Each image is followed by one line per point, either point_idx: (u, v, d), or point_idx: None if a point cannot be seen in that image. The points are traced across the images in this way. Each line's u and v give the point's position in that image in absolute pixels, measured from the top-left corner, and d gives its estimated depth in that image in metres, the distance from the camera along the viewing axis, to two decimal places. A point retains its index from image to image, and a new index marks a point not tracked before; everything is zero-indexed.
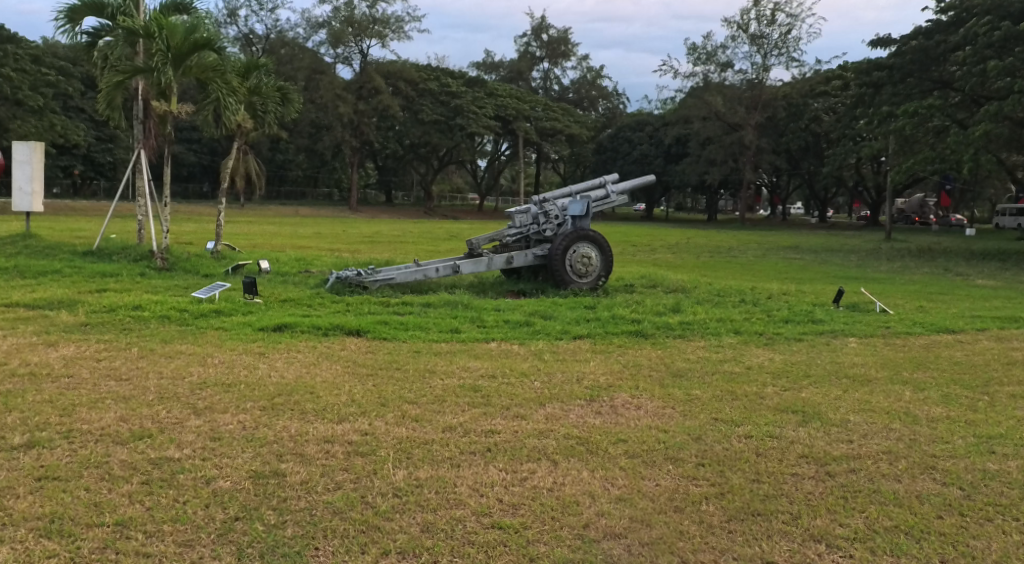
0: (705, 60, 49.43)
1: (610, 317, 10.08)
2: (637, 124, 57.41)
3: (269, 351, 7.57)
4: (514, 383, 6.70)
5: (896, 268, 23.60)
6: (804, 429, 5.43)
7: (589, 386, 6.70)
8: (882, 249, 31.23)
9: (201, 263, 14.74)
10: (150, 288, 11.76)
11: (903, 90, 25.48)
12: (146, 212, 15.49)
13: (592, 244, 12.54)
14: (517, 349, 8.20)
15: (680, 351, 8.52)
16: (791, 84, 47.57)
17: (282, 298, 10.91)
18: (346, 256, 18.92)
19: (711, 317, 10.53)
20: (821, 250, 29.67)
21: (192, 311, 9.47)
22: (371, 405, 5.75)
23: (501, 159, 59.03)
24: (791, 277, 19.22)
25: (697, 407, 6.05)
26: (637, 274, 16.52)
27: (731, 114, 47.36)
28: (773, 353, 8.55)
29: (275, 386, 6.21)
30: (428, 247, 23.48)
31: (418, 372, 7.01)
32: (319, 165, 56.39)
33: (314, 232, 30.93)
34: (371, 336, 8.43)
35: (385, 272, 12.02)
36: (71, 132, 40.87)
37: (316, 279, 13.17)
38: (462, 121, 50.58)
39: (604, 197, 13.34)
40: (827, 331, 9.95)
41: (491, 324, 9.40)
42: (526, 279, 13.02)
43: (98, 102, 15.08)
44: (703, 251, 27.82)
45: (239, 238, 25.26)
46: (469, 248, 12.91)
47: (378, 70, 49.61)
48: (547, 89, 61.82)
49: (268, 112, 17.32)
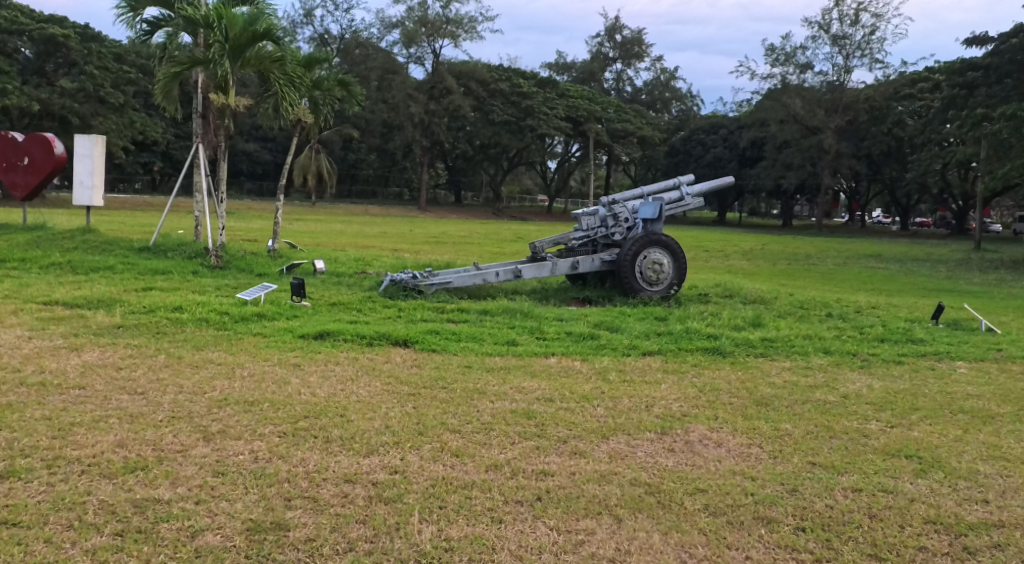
0: (783, 62, 47.82)
1: (684, 332, 9.13)
2: (710, 127, 55.82)
3: (308, 363, 6.89)
4: (575, 410, 5.85)
5: (992, 280, 22.00)
6: (924, 482, 4.50)
7: (662, 415, 5.81)
8: (973, 259, 29.46)
9: (256, 262, 14.31)
10: (198, 287, 11.26)
11: (999, 92, 23.86)
12: (203, 206, 15.05)
13: (664, 249, 11.61)
14: (580, 367, 7.37)
15: (765, 374, 7.56)
16: (875, 87, 45.57)
17: (330, 302, 10.27)
18: (406, 257, 18.28)
19: (797, 334, 9.49)
20: (906, 260, 28.06)
21: (233, 314, 8.87)
22: (408, 435, 4.98)
23: (572, 160, 58.15)
24: (879, 288, 17.92)
25: (790, 447, 5.13)
26: (711, 282, 15.52)
27: (810, 117, 45.59)
28: (872, 380, 7.52)
29: (305, 406, 5.47)
30: (492, 249, 22.75)
31: (468, 392, 6.24)
32: (390, 165, 56.36)
33: (380, 232, 30.50)
34: (419, 348, 7.70)
35: (442, 275, 11.31)
36: (150, 129, 41.52)
37: (371, 282, 12.54)
38: (532, 122, 49.92)
39: (678, 200, 12.45)
40: (929, 354, 8.84)
41: (551, 337, 8.56)
42: (592, 285, 12.19)
43: (156, 95, 14.73)
44: (779, 258, 26.55)
45: (304, 237, 24.92)
46: (532, 252, 12.10)
47: (450, 70, 49.24)
48: (619, 91, 60.72)
49: (330, 107, 16.82)
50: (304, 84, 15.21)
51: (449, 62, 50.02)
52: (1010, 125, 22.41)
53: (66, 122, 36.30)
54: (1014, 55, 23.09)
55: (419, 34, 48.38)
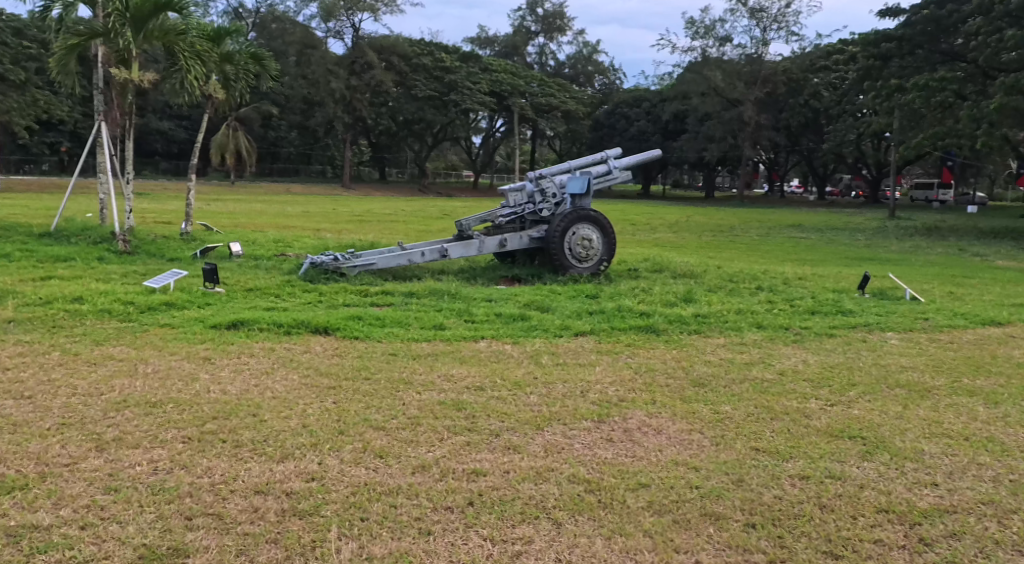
0: (703, 35, 48.15)
1: (616, 310, 8.89)
2: (633, 101, 55.98)
3: (219, 356, 6.39)
4: (507, 399, 5.52)
5: (909, 247, 22.51)
6: (871, 465, 4.33)
7: (599, 402, 5.54)
8: (888, 227, 30.22)
9: (168, 246, 13.59)
10: (103, 275, 10.55)
11: (911, 63, 24.32)
12: (108, 188, 14.17)
13: (593, 225, 11.37)
14: (511, 350, 7.06)
15: (700, 352, 7.37)
16: (792, 59, 46.25)
17: (246, 288, 9.72)
18: (329, 237, 17.69)
19: (729, 308, 9.34)
20: (827, 229, 28.57)
21: (139, 304, 8.27)
22: (327, 435, 4.59)
23: (497, 135, 57.69)
24: (803, 259, 18.09)
25: (733, 433, 4.91)
26: (641, 256, 15.38)
27: (729, 90, 46.05)
28: (807, 354, 7.40)
29: (213, 407, 5.01)
30: (419, 227, 22.28)
31: (392, 383, 5.86)
32: (311, 143, 55.02)
33: (302, 211, 29.63)
34: (340, 336, 7.27)
35: (365, 256, 10.86)
36: (55, 108, 39.51)
37: (291, 265, 11.99)
38: (456, 97, 49.27)
39: (605, 174, 12.22)
40: (859, 326, 8.79)
41: (481, 320, 8.21)
42: (521, 263, 11.90)
43: (51, 68, 13.77)
44: (706, 230, 26.70)
45: (221, 218, 23.99)
46: (458, 230, 11.70)
47: (371, 44, 48.11)
48: (542, 65, 60.38)
49: (243, 82, 16.06)
50: (213, 56, 14.44)
51: (370, 36, 48.82)
52: (922, 95, 22.97)
53: None
54: (925, 27, 23.56)
55: (338, 8, 47.08)
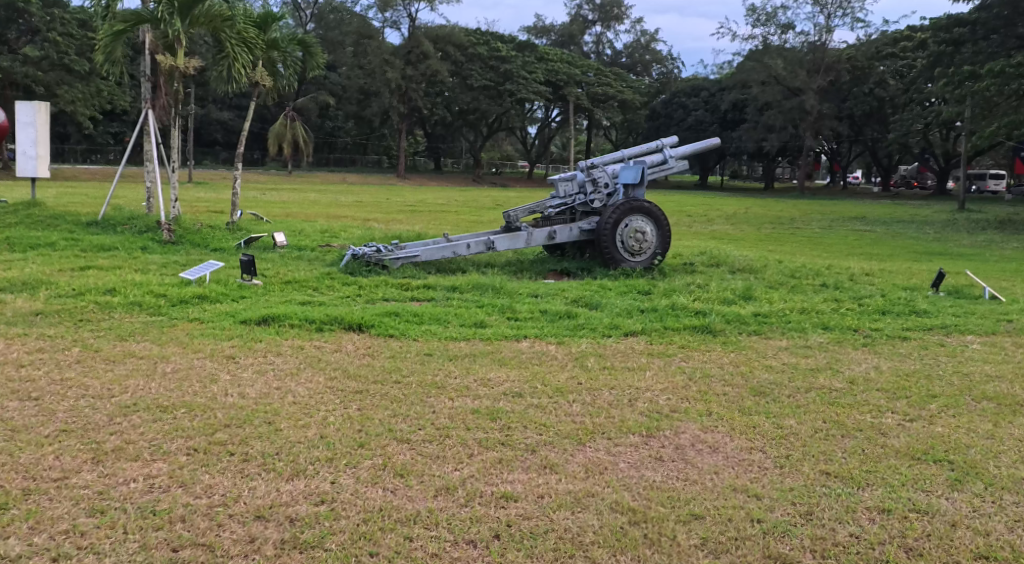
0: (764, 22, 46.86)
1: (669, 308, 8.33)
2: (691, 90, 54.78)
3: (244, 355, 6.04)
4: (548, 409, 5.05)
5: (981, 241, 21.40)
6: (962, 496, 3.77)
7: (649, 413, 5.03)
8: (957, 219, 28.98)
9: (213, 236, 13.38)
10: (143, 265, 10.35)
11: (985, 48, 23.09)
12: (154, 177, 14.02)
13: (646, 216, 10.81)
14: (555, 352, 6.59)
15: (761, 356, 6.78)
16: (856, 46, 44.68)
17: (284, 280, 9.40)
18: (377, 227, 17.38)
19: (793, 307, 8.70)
20: (892, 221, 27.44)
21: (171, 297, 7.99)
22: (344, 448, 4.16)
23: (552, 125, 57.09)
24: (868, 252, 17.22)
25: (800, 452, 4.36)
26: (696, 248, 14.76)
27: (791, 79, 44.68)
28: (880, 360, 6.77)
29: (227, 412, 4.62)
30: (470, 217, 21.91)
31: (424, 387, 5.43)
32: (367, 133, 55.08)
33: (355, 201, 29.52)
34: (374, 333, 6.87)
35: (409, 249, 10.47)
36: (118, 98, 40.05)
37: (334, 256, 11.68)
38: (512, 86, 48.75)
39: (661, 163, 11.64)
40: (934, 327, 8.11)
41: (524, 317, 7.75)
42: (571, 256, 11.39)
43: (98, 56, 13.65)
44: (764, 222, 25.85)
45: (273, 207, 23.94)
46: (506, 221, 11.23)
47: (427, 34, 47.83)
48: (598, 54, 59.56)
49: (291, 70, 15.80)
50: (259, 43, 14.16)
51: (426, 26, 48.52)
52: (997, 82, 21.60)
53: (31, 91, 34.94)
54: (1001, 10, 22.14)
55: None
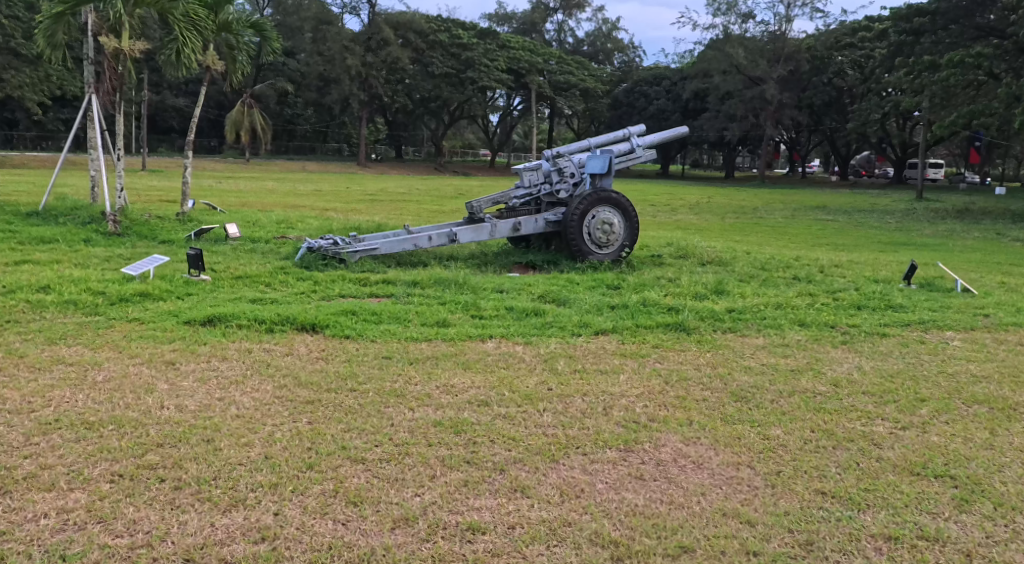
0: (725, 11, 46.78)
1: (640, 304, 7.96)
2: (654, 79, 54.55)
3: (186, 360, 5.54)
4: (517, 420, 4.65)
5: (943, 231, 21.42)
6: (972, 520, 3.53)
7: (626, 424, 4.67)
8: (917, 208, 29.07)
9: (162, 227, 12.77)
10: (83, 260, 9.76)
11: (946, 38, 23.03)
12: (98, 165, 13.32)
13: (614, 207, 10.45)
14: (523, 354, 6.20)
15: (738, 356, 6.44)
16: (816, 36, 44.71)
17: (235, 275, 8.89)
18: (336, 218, 16.85)
19: (768, 302, 8.41)
20: (853, 211, 27.45)
21: (110, 294, 7.44)
22: (290, 470, 3.73)
23: (514, 114, 56.59)
24: (834, 242, 17.09)
25: (791, 468, 4.02)
26: (663, 239, 14.46)
27: (752, 68, 44.64)
28: (861, 359, 6.48)
29: (160, 430, 4.14)
30: (431, 207, 21.41)
31: (382, 396, 4.99)
32: (327, 120, 54.13)
33: (314, 189, 28.87)
34: (329, 334, 6.41)
35: (368, 241, 10.00)
36: (68, 84, 38.76)
37: (289, 248, 11.15)
38: (473, 74, 48.13)
39: (628, 152, 11.29)
40: (912, 322, 7.87)
41: (489, 315, 7.33)
42: (537, 248, 11.01)
43: (37, 37, 12.90)
44: (728, 211, 25.67)
45: (228, 196, 23.21)
46: (469, 212, 10.80)
47: (387, 21, 46.96)
48: (561, 42, 59.14)
49: (244, 54, 15.13)
50: (209, 25, 13.51)
51: (386, 12, 47.64)
52: (957, 72, 21.56)
53: None
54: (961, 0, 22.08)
55: None
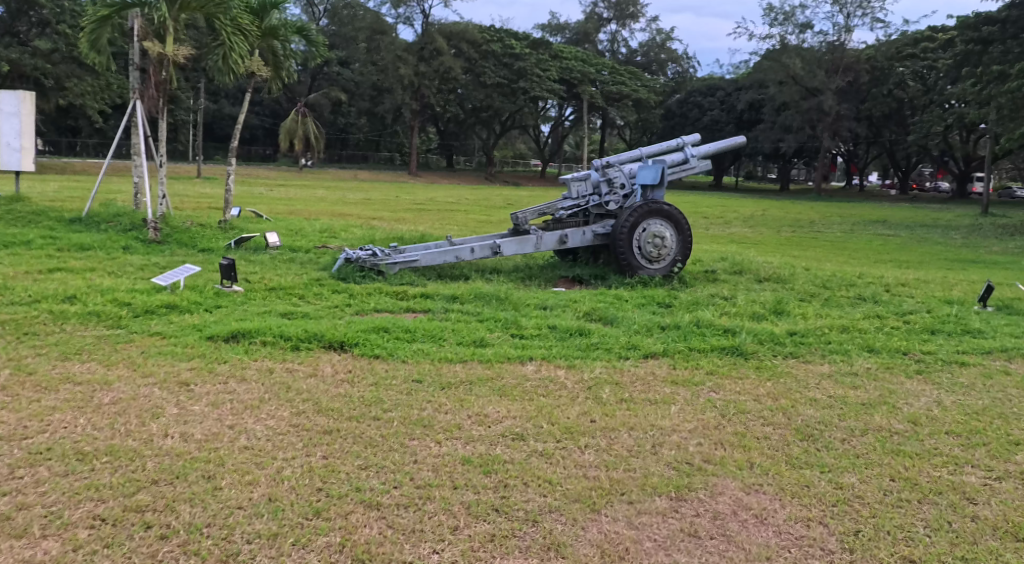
0: (782, 21, 45.80)
1: (694, 325, 7.39)
2: (707, 89, 53.64)
3: (201, 381, 5.14)
4: (555, 459, 4.15)
5: (1012, 248, 20.36)
6: None
7: (678, 466, 4.15)
8: (983, 224, 27.91)
9: (202, 235, 12.56)
10: (118, 268, 9.51)
11: (1016, 48, 21.89)
12: (141, 172, 13.15)
13: (666, 220, 9.89)
14: (564, 379, 5.70)
15: (801, 387, 5.84)
16: (876, 46, 43.44)
17: (268, 287, 8.55)
18: (381, 227, 16.57)
19: (834, 325, 7.78)
20: (914, 226, 26.41)
21: (135, 306, 7.13)
22: (296, 518, 3.37)
23: (566, 124, 56.15)
24: (897, 259, 16.30)
25: (871, 528, 3.55)
26: (717, 253, 13.86)
27: (809, 78, 43.52)
28: (940, 393, 5.84)
29: (157, 463, 3.74)
30: (479, 218, 21.07)
31: (407, 425, 4.53)
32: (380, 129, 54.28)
33: (363, 198, 28.77)
34: (358, 353, 6.00)
35: (408, 252, 9.62)
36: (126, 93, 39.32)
37: (328, 259, 10.80)
38: (525, 84, 47.78)
39: (682, 163, 10.74)
40: (994, 350, 7.21)
41: (529, 334, 6.85)
42: (584, 261, 10.52)
43: (81, 42, 12.80)
44: (783, 224, 24.90)
45: (277, 204, 23.16)
46: (514, 223, 10.35)
47: (440, 31, 46.87)
48: (613, 52, 58.59)
49: (290, 59, 14.89)
50: (254, 31, 13.27)
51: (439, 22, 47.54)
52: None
53: (39, 83, 34.26)
54: None
55: None
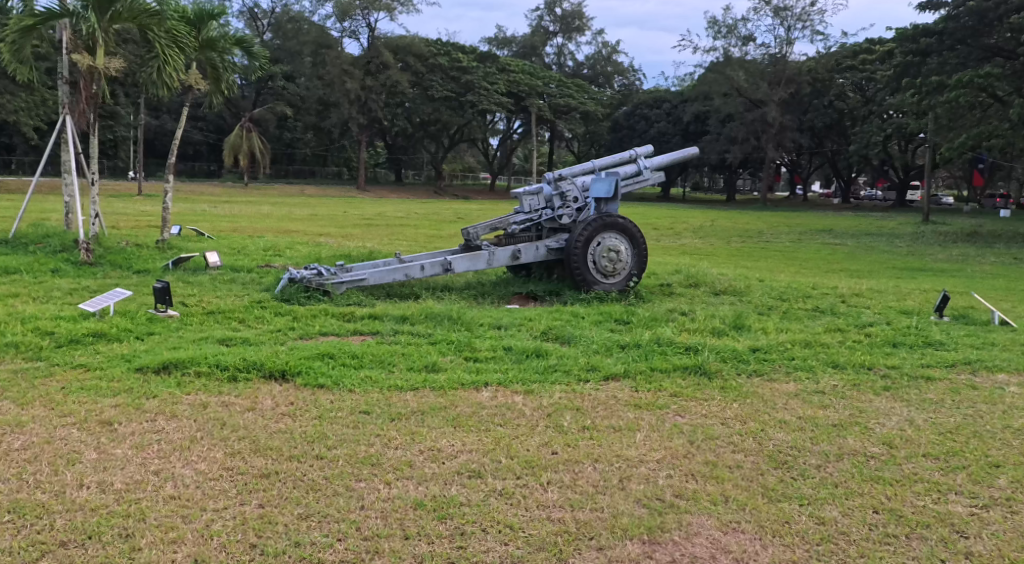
0: (725, 34, 46.30)
1: (654, 343, 7.12)
2: (654, 102, 53.96)
3: (126, 420, 4.69)
4: (515, 499, 3.81)
5: (958, 255, 20.59)
6: None
7: (648, 503, 3.85)
8: (925, 232, 28.33)
9: (138, 256, 11.99)
10: (44, 293, 8.95)
11: (954, 59, 22.16)
12: (72, 190, 12.53)
13: (620, 233, 9.64)
14: (523, 406, 5.34)
15: (769, 408, 5.58)
16: (817, 59, 44.10)
17: (207, 310, 8.09)
18: (328, 245, 16.11)
19: (797, 340, 7.57)
20: (861, 234, 26.64)
21: (58, 335, 6.62)
22: None
23: (514, 137, 56.05)
24: (848, 269, 16.32)
25: None
26: (672, 265, 13.68)
27: (753, 90, 43.98)
28: (911, 411, 5.64)
29: (66, 521, 3.39)
30: (429, 232, 20.69)
31: (353, 465, 4.15)
32: (327, 144, 53.56)
33: (310, 214, 28.16)
34: (301, 383, 5.60)
35: (356, 270, 9.23)
36: None
37: (272, 279, 10.34)
38: (472, 97, 47.51)
39: (635, 174, 10.52)
40: (958, 362, 7.05)
41: (484, 357, 6.51)
42: (538, 277, 10.22)
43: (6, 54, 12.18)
44: (732, 235, 24.93)
45: (220, 221, 22.53)
46: (465, 238, 10.01)
47: (387, 45, 46.45)
48: (560, 66, 58.75)
49: (230, 72, 14.37)
50: (191, 43, 12.76)
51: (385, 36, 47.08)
52: (966, 93, 20.59)
53: None
54: (968, 19, 21.12)
55: (353, 7, 45.41)
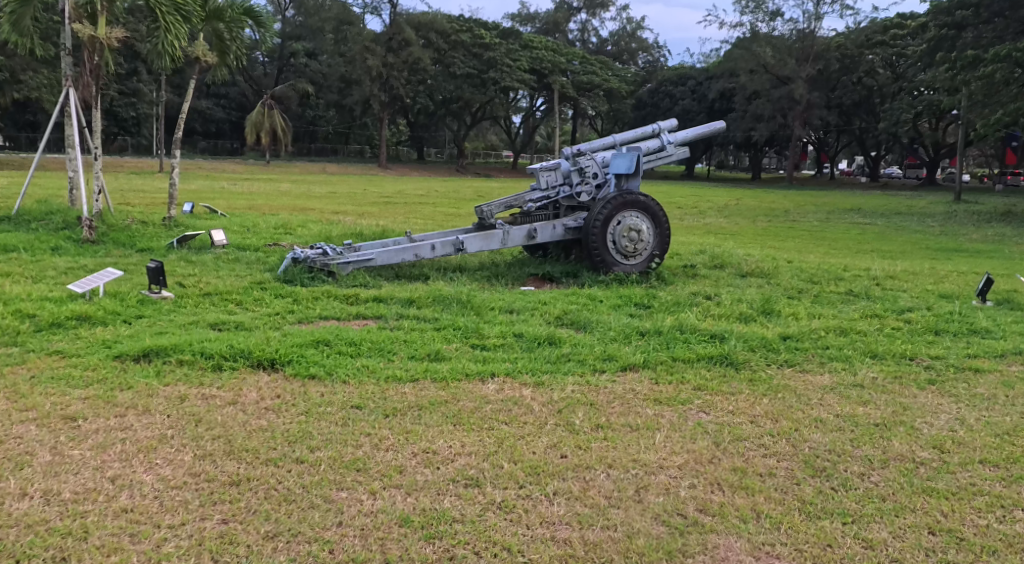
0: (753, 9, 45.14)
1: (676, 331, 6.59)
2: (679, 78, 52.96)
3: (92, 416, 4.26)
4: (517, 515, 3.37)
5: (992, 235, 19.87)
6: None
7: (668, 520, 3.39)
8: (957, 211, 27.49)
9: (143, 233, 11.60)
10: (37, 272, 8.54)
11: (991, 32, 21.30)
12: (75, 166, 12.14)
13: (641, 213, 9.10)
14: (530, 401, 4.86)
15: (803, 404, 5.06)
16: (846, 34, 42.96)
17: (202, 292, 7.65)
18: (342, 223, 15.66)
19: (830, 327, 7.03)
20: (890, 213, 25.88)
21: (39, 319, 6.19)
22: None
23: (536, 114, 55.27)
24: (879, 249, 15.64)
25: None
26: (695, 245, 13.11)
27: (780, 67, 42.94)
28: (961, 408, 5.10)
29: None
30: (446, 211, 20.20)
31: (335, 470, 3.69)
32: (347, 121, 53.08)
33: (328, 192, 27.73)
34: (291, 373, 5.14)
35: (363, 250, 8.76)
36: None
37: (276, 258, 9.89)
38: (495, 74, 46.81)
39: (658, 150, 9.96)
40: (1007, 352, 6.49)
41: (491, 345, 6.03)
42: (555, 257, 9.71)
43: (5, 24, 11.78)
44: (758, 213, 24.24)
45: (236, 199, 22.12)
46: (478, 216, 9.49)
47: (409, 21, 45.85)
48: (584, 42, 57.81)
49: (238, 43, 13.87)
50: (196, 12, 12.27)
51: (407, 12, 46.45)
52: (1003, 67, 19.73)
53: None
54: None
55: None
